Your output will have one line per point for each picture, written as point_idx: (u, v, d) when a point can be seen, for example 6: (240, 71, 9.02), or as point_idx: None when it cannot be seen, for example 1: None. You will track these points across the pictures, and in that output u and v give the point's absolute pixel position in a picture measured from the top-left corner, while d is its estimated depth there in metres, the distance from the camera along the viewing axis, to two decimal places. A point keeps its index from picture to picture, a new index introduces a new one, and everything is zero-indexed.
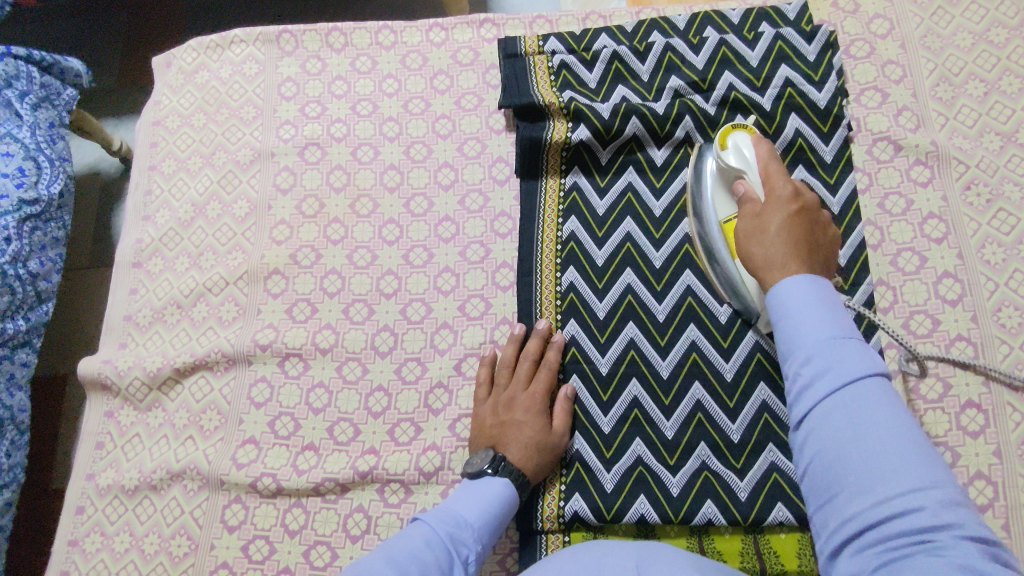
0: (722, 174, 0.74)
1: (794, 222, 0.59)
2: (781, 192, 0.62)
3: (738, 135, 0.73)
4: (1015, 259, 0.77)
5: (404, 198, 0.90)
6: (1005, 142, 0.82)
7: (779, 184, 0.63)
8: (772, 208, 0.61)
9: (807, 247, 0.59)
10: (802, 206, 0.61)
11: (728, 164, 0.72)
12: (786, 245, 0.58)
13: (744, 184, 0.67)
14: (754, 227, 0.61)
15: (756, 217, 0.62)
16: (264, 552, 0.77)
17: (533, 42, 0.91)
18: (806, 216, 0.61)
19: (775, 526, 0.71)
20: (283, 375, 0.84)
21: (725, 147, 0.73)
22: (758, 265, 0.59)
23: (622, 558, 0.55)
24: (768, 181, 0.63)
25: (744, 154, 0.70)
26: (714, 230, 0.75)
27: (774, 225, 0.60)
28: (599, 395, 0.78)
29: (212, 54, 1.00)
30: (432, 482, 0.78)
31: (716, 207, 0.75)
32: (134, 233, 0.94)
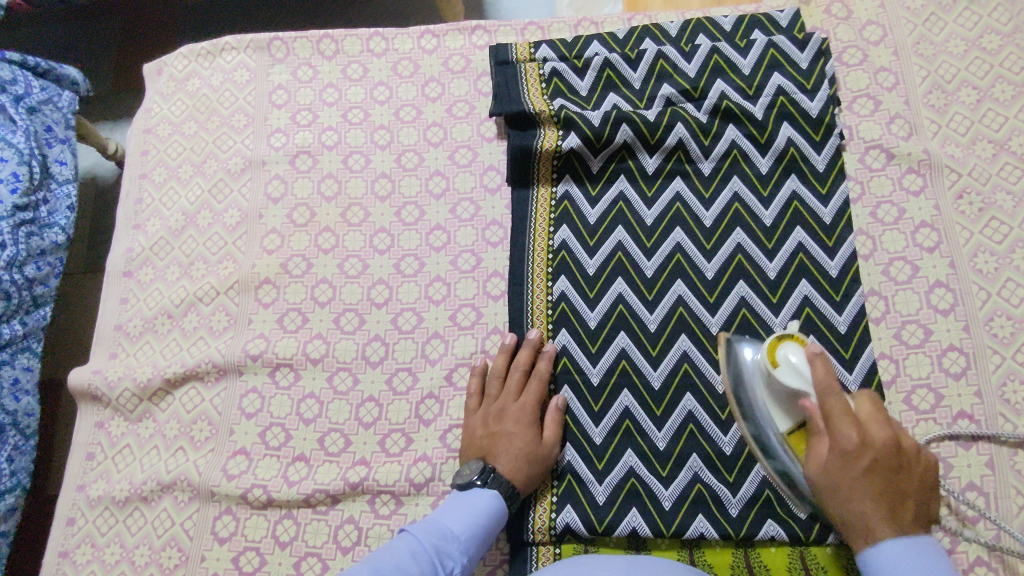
0: (773, 389, 0.63)
1: (866, 480, 0.58)
2: (847, 444, 0.58)
3: (788, 345, 0.63)
4: (1007, 268, 0.77)
5: (396, 207, 0.90)
6: (998, 150, 0.81)
7: (846, 430, 0.58)
8: (842, 454, 0.58)
9: (889, 503, 0.58)
10: (873, 456, 0.58)
11: (785, 387, 0.61)
12: (865, 500, 0.58)
13: (806, 407, 0.60)
14: (832, 483, 0.59)
15: (829, 476, 0.59)
16: (254, 564, 0.77)
17: (524, 50, 0.91)
18: (885, 469, 0.58)
19: (766, 539, 0.71)
20: (274, 386, 0.83)
21: (775, 361, 0.63)
22: (847, 520, 0.59)
23: (610, 571, 0.56)
24: (833, 420, 0.58)
25: (801, 365, 0.61)
26: (771, 437, 0.64)
27: (861, 464, 0.58)
28: (590, 406, 0.78)
29: (203, 62, 1.00)
30: (422, 493, 0.77)
31: (772, 420, 0.63)
32: (125, 242, 0.93)
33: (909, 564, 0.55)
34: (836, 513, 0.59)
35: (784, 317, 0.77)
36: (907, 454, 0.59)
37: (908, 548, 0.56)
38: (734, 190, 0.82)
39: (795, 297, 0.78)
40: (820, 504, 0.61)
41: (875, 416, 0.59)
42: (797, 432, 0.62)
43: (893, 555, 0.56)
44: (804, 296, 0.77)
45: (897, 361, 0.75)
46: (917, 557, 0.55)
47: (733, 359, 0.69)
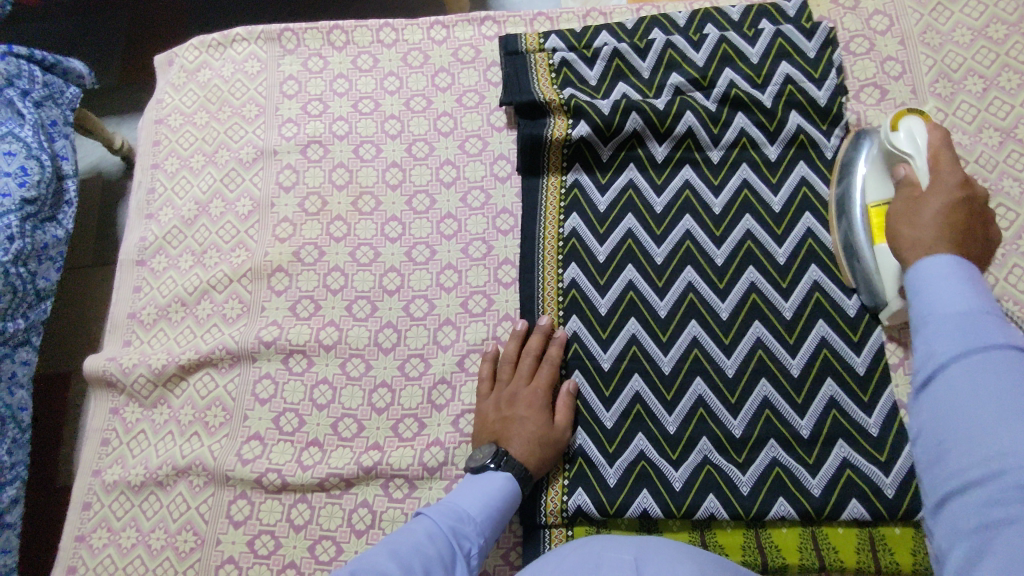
0: (886, 149, 0.71)
1: (945, 211, 0.59)
2: (950, 181, 0.61)
3: (913, 119, 0.69)
4: (1014, 254, 0.77)
5: (406, 196, 0.91)
6: (1004, 137, 0.82)
7: (948, 171, 0.62)
8: (932, 195, 0.61)
9: (959, 232, 0.58)
10: (970, 198, 0.60)
11: (896, 145, 0.68)
12: (934, 230, 0.58)
13: (905, 167, 0.66)
14: (909, 216, 0.61)
15: (912, 211, 0.61)
16: (269, 547, 0.78)
17: (534, 39, 0.92)
18: (969, 214, 0.59)
19: (777, 520, 0.72)
20: (287, 372, 0.84)
21: (896, 130, 0.69)
22: (912, 243, 0.59)
23: (620, 551, 0.56)
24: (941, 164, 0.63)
25: (918, 140, 0.67)
26: (856, 201, 0.76)
27: (929, 211, 0.59)
28: (601, 391, 0.78)
29: (214, 53, 1.01)
30: (436, 477, 0.78)
31: (864, 191, 0.75)
32: (138, 231, 0.94)
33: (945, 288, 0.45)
34: (904, 240, 0.60)
35: (793, 302, 0.78)
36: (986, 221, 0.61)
37: (945, 270, 0.46)
38: (743, 177, 0.83)
39: (804, 282, 0.79)
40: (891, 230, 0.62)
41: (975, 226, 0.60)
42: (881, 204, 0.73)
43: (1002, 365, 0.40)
44: (814, 281, 0.78)
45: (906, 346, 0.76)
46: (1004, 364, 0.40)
47: (850, 170, 0.78)
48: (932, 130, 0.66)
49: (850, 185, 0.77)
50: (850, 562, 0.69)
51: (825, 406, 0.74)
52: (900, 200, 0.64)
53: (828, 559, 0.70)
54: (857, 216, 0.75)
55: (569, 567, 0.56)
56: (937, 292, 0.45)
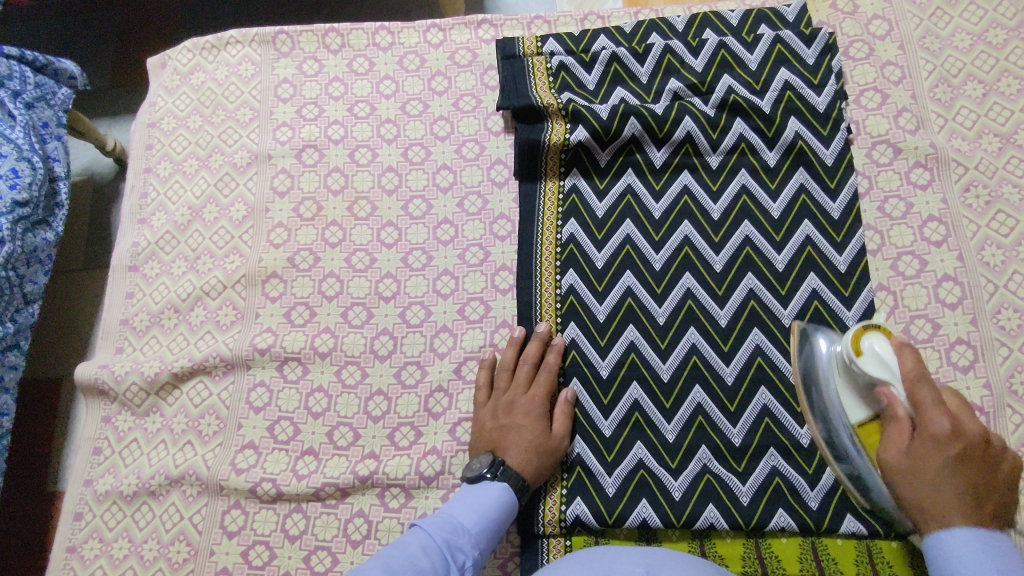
0: (855, 378, 0.66)
1: (956, 473, 0.59)
2: (939, 432, 0.59)
3: (874, 335, 0.65)
4: (1014, 261, 0.77)
5: (402, 201, 0.90)
6: (1004, 144, 0.82)
7: (936, 418, 0.59)
8: (929, 446, 0.60)
9: (972, 494, 0.59)
10: (962, 447, 0.59)
11: (868, 374, 0.64)
12: (946, 497, 0.59)
13: (887, 394, 0.63)
14: (912, 467, 0.60)
15: (912, 461, 0.61)
16: (264, 558, 0.77)
17: (532, 43, 0.91)
18: (969, 458, 0.60)
19: (777, 530, 0.71)
20: (282, 379, 0.83)
21: (859, 349, 0.65)
22: (928, 511, 0.59)
23: (630, 564, 0.56)
24: (925, 410, 0.60)
25: (883, 356, 0.63)
26: (843, 435, 0.67)
27: (939, 463, 0.59)
28: (599, 400, 0.78)
29: (208, 56, 0.99)
30: (432, 486, 0.77)
31: (844, 408, 0.67)
32: (131, 236, 0.93)
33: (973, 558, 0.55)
34: (909, 497, 0.61)
35: (793, 310, 0.77)
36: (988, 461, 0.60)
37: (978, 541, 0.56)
38: (742, 183, 0.83)
39: (803, 290, 0.78)
40: (896, 496, 0.62)
41: (963, 410, 0.62)
42: (870, 421, 0.66)
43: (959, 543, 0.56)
44: (813, 289, 0.78)
45: None
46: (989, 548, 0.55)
47: (807, 346, 0.72)
48: (902, 351, 0.62)
49: (829, 420, 0.69)
50: (850, 574, 0.69)
51: None
52: (890, 429, 0.63)
53: (828, 571, 0.69)
54: (845, 438, 0.67)
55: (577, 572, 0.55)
56: (971, 569, 0.54)
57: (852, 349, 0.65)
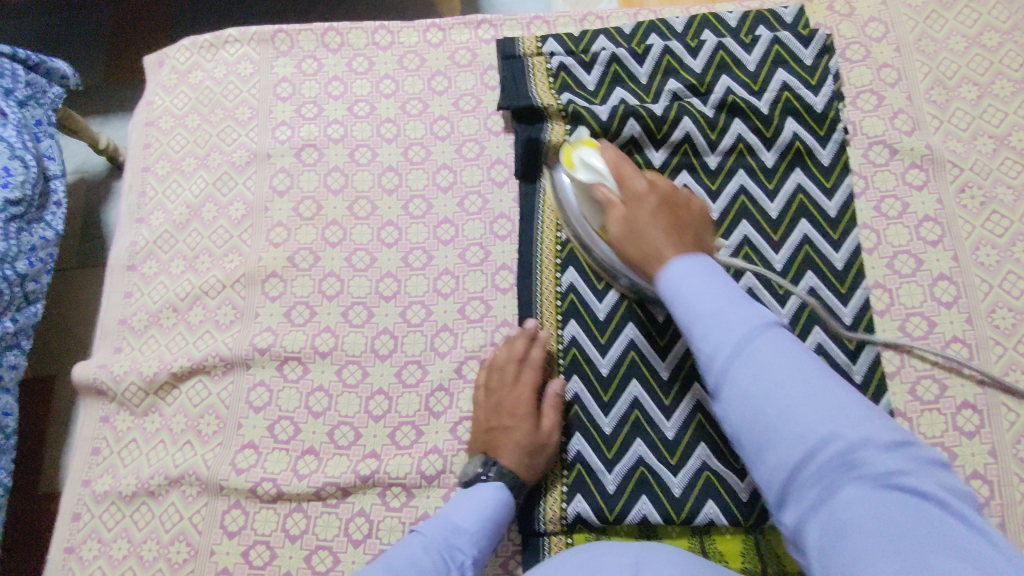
0: (580, 188, 0.73)
1: (657, 217, 0.62)
2: (637, 189, 0.65)
3: (581, 150, 0.72)
4: (1009, 261, 0.78)
5: (403, 200, 0.90)
6: (998, 145, 0.83)
7: (640, 189, 0.65)
8: (637, 205, 0.64)
9: (676, 228, 0.61)
10: (664, 197, 0.64)
11: (584, 181, 0.71)
12: (665, 230, 0.60)
13: (603, 191, 0.68)
14: (641, 243, 0.62)
15: (627, 247, 0.64)
16: (264, 557, 0.77)
17: (531, 43, 0.91)
18: (675, 196, 0.65)
19: (775, 526, 0.72)
20: (282, 379, 0.83)
21: (575, 165, 0.73)
22: (650, 254, 0.60)
23: (619, 556, 0.56)
24: (627, 178, 0.67)
25: (594, 165, 0.70)
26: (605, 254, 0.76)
27: (649, 206, 0.64)
28: (599, 398, 0.78)
29: (206, 54, 0.99)
30: (434, 485, 0.77)
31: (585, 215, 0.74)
32: (129, 235, 0.92)
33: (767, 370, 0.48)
34: (645, 245, 0.61)
35: (791, 309, 0.78)
36: (692, 212, 0.64)
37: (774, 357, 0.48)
38: (741, 183, 0.83)
39: (801, 288, 0.79)
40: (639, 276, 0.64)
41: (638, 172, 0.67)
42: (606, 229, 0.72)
43: (682, 273, 0.54)
44: (810, 287, 0.79)
45: (902, 352, 0.77)
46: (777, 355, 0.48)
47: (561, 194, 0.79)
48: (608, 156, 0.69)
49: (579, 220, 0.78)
50: None
51: None
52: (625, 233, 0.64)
53: None
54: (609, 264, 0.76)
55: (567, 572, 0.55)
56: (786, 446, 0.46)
57: (569, 165, 0.73)
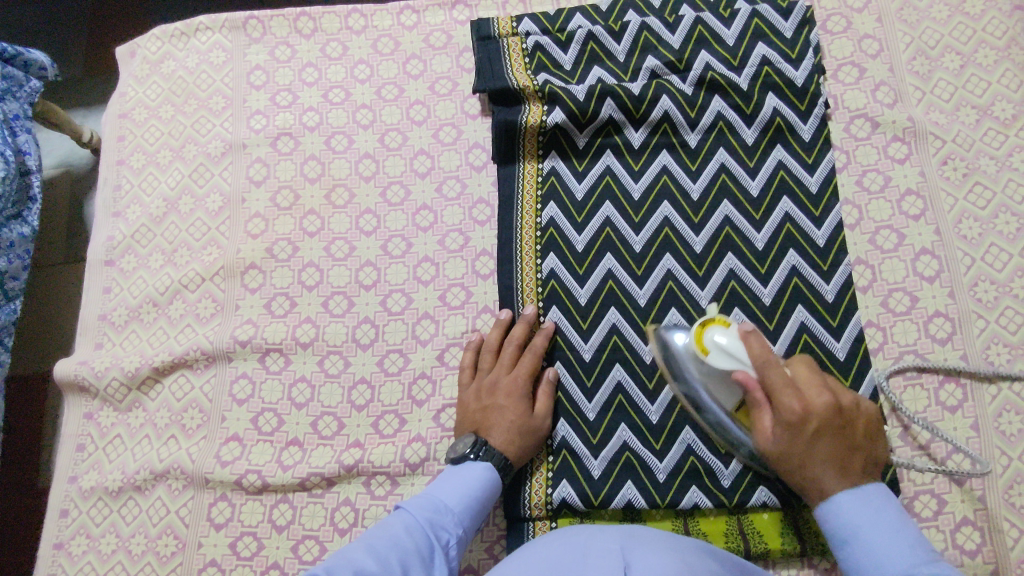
0: (706, 369, 0.68)
1: (821, 443, 0.62)
2: (793, 412, 0.62)
3: (715, 330, 0.68)
4: (991, 234, 0.78)
5: (380, 187, 0.89)
6: (981, 115, 0.82)
7: (787, 400, 0.62)
8: (811, 421, 0.62)
9: (841, 457, 0.62)
10: (820, 422, 0.62)
11: (718, 368, 0.67)
12: (824, 458, 0.61)
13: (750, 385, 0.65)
14: (793, 451, 0.62)
15: (782, 448, 0.63)
16: (252, 549, 0.77)
17: (507, 24, 0.89)
18: (842, 420, 0.63)
19: (759, 505, 0.72)
20: (264, 370, 0.83)
21: (704, 349, 0.68)
22: (809, 481, 0.62)
23: (606, 542, 0.54)
24: (779, 394, 0.63)
25: (732, 346, 0.66)
26: (716, 412, 0.68)
27: (813, 417, 0.62)
28: (582, 382, 0.78)
29: (177, 43, 0.97)
30: (418, 473, 0.78)
31: (717, 398, 0.68)
32: (106, 230, 0.92)
33: (868, 513, 0.59)
34: (802, 479, 0.63)
35: (773, 288, 0.78)
36: (863, 421, 0.64)
37: (860, 499, 0.60)
38: (721, 161, 0.82)
39: (784, 267, 0.78)
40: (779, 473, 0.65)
41: (812, 380, 0.64)
42: (742, 408, 0.68)
43: (848, 503, 0.60)
44: (792, 266, 0.78)
45: (884, 329, 0.76)
46: (871, 505, 0.60)
47: (676, 363, 0.70)
48: (746, 336, 0.66)
49: (687, 384, 0.69)
50: (831, 545, 0.70)
51: None
52: (766, 422, 0.64)
53: (809, 543, 0.71)
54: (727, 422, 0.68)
55: (548, 562, 0.53)
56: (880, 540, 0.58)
57: (699, 350, 0.68)
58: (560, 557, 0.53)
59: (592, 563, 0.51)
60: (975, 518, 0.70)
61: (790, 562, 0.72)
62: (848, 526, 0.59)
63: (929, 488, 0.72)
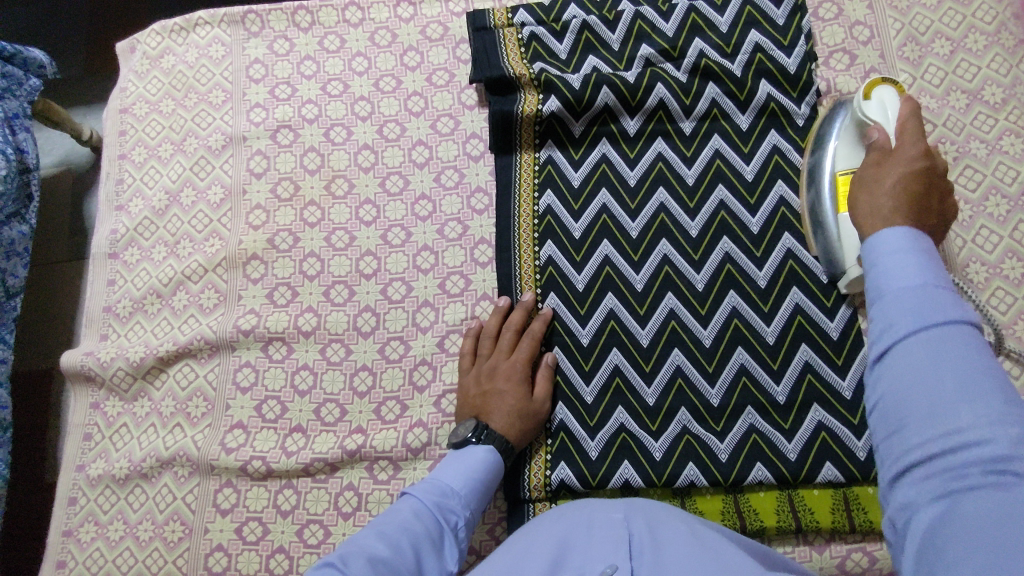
0: (853, 152, 0.73)
1: (909, 177, 0.54)
2: (907, 153, 0.56)
3: (886, 90, 0.68)
4: (982, 216, 0.79)
5: (379, 178, 0.90)
6: (971, 100, 0.83)
7: (894, 167, 0.55)
8: (893, 162, 0.56)
9: (918, 204, 0.52)
10: (933, 165, 0.55)
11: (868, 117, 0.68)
12: (892, 197, 0.53)
13: (880, 139, 0.60)
14: (869, 176, 0.56)
15: (873, 165, 0.57)
16: (257, 533, 0.78)
17: (502, 15, 0.91)
18: (930, 179, 0.54)
19: (755, 484, 0.74)
20: (267, 359, 0.84)
21: (869, 98, 0.69)
22: (867, 214, 0.53)
23: (609, 512, 0.56)
24: (895, 151, 0.57)
25: (886, 111, 0.66)
26: (823, 173, 0.75)
27: (890, 178, 0.54)
28: (580, 366, 0.79)
29: (176, 38, 0.98)
30: (420, 457, 0.79)
31: (836, 158, 0.74)
32: (109, 224, 0.93)
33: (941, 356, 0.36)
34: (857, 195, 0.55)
35: (767, 272, 0.79)
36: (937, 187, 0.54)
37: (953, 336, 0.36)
38: (716, 147, 0.83)
39: (778, 251, 0.80)
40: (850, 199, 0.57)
41: (917, 134, 0.58)
42: (849, 176, 0.72)
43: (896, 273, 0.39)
44: (787, 250, 0.79)
45: None
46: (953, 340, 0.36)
47: (821, 141, 0.77)
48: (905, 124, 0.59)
49: (820, 154, 0.76)
50: (824, 523, 0.72)
51: (800, 373, 0.75)
52: (869, 156, 0.59)
53: (804, 520, 0.72)
54: (825, 183, 0.75)
55: (560, 536, 0.54)
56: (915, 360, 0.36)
57: (863, 98, 0.69)
58: (570, 534, 0.53)
59: (604, 539, 0.52)
60: None
61: (786, 539, 0.73)
62: (877, 253, 0.41)
63: None
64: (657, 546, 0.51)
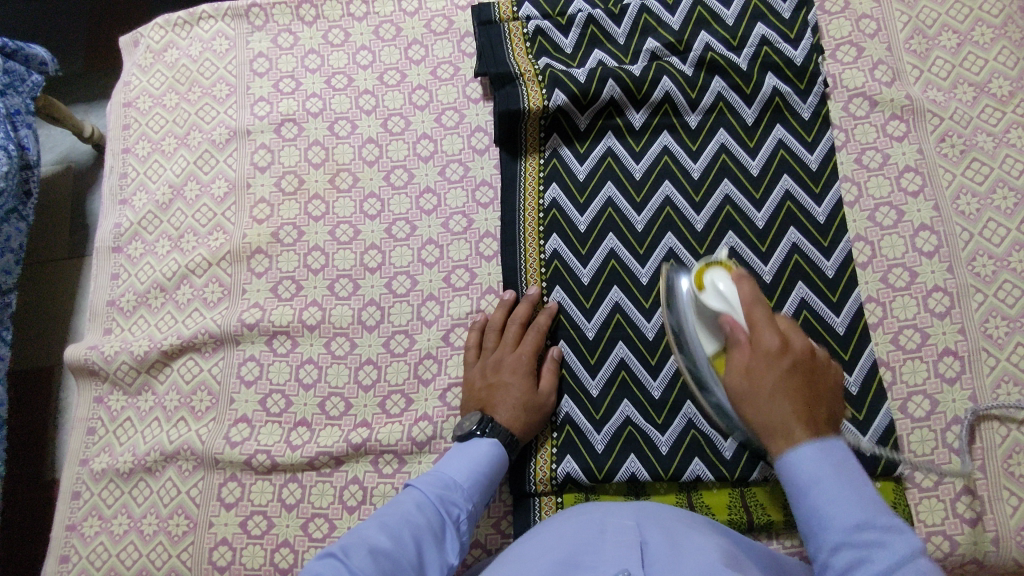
0: (702, 311, 0.67)
1: (783, 381, 0.55)
2: (770, 347, 0.56)
3: (715, 270, 0.67)
4: (989, 209, 0.78)
5: (384, 171, 0.89)
6: (978, 93, 0.82)
7: (767, 337, 0.57)
8: (763, 361, 0.56)
9: (806, 405, 0.54)
10: (794, 359, 0.56)
11: (712, 308, 0.66)
12: (785, 416, 0.53)
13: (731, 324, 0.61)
14: (748, 390, 0.56)
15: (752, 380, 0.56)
16: (262, 527, 0.78)
17: (507, 8, 0.90)
18: (807, 378, 0.56)
19: (761, 479, 0.74)
20: (272, 353, 0.84)
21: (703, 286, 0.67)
22: (770, 428, 0.54)
23: (620, 517, 0.56)
24: (759, 327, 0.58)
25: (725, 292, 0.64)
26: (702, 364, 0.69)
27: (769, 385, 0.55)
28: (586, 359, 0.79)
29: (180, 32, 0.98)
30: (425, 451, 0.79)
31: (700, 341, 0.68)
32: (112, 218, 0.92)
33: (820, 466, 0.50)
34: (760, 428, 0.55)
35: (773, 266, 0.79)
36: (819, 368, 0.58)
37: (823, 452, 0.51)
38: (721, 141, 0.83)
39: (784, 244, 0.79)
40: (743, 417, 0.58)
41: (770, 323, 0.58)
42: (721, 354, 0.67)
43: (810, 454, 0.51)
44: (793, 243, 0.79)
45: (884, 303, 0.77)
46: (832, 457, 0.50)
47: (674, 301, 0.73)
48: (743, 281, 0.63)
49: (690, 352, 0.70)
50: None
51: None
52: (734, 356, 0.59)
53: None
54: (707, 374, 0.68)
55: (570, 539, 0.53)
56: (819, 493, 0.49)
57: (699, 286, 0.68)
58: (580, 534, 0.54)
59: (613, 542, 0.51)
60: (977, 487, 0.71)
61: (793, 532, 0.73)
62: (802, 477, 0.50)
63: (930, 459, 0.73)
64: (668, 553, 0.51)
